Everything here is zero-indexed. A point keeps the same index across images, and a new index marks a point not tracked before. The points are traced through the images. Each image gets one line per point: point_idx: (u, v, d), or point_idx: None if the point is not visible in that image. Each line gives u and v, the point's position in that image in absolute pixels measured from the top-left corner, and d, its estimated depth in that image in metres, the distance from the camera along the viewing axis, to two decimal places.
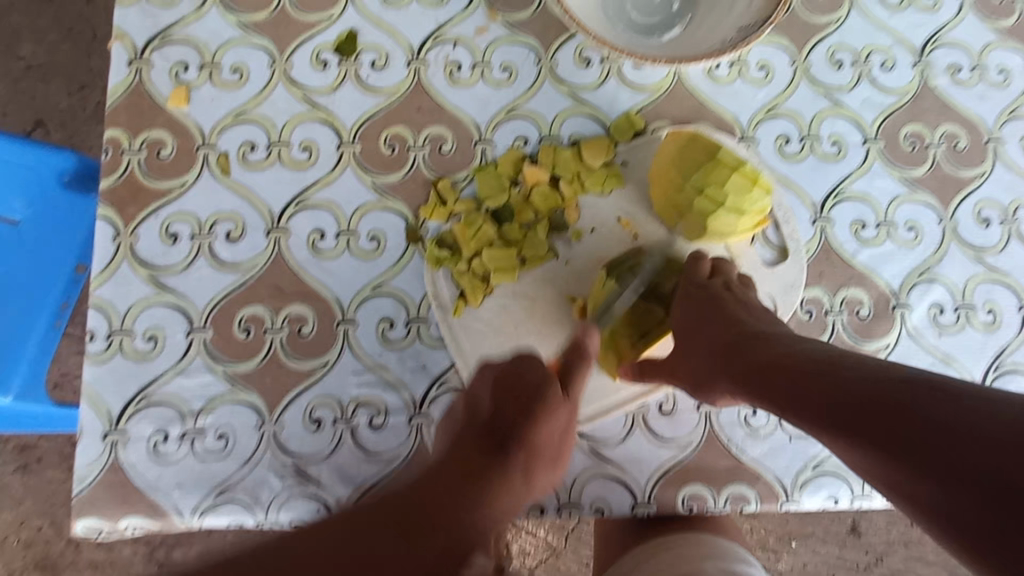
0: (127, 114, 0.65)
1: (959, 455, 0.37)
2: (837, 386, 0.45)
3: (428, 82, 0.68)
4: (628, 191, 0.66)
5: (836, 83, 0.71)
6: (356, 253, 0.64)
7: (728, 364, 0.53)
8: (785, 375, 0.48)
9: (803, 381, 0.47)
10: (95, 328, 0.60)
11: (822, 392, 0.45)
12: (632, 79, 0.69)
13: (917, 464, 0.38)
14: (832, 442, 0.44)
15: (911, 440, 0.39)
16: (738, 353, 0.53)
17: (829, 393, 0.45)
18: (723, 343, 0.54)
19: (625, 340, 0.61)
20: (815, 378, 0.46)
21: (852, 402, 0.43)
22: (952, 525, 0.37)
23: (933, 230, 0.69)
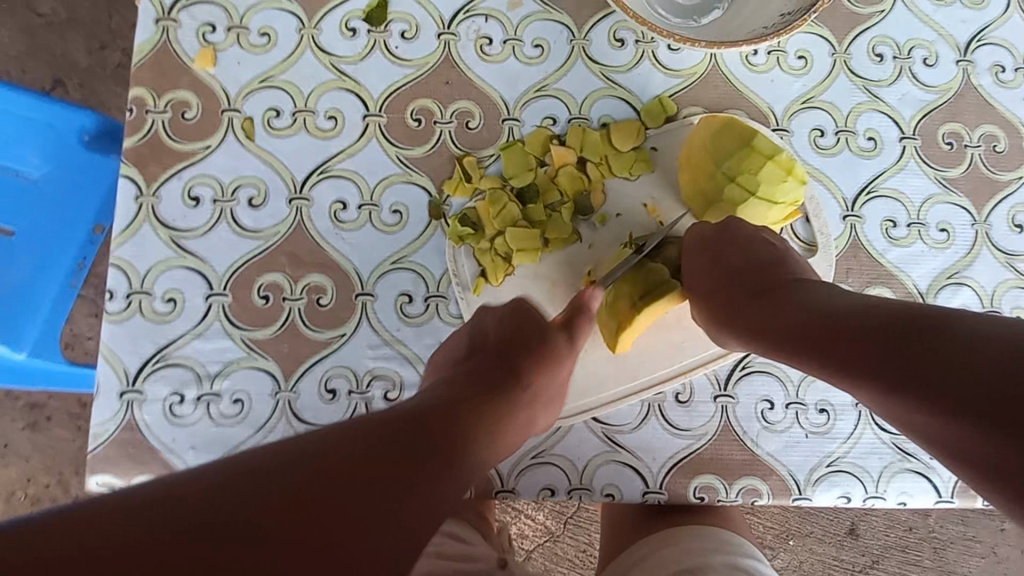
0: (152, 73, 0.64)
1: (962, 386, 0.36)
2: (849, 329, 0.44)
3: (458, 55, 0.67)
4: (656, 177, 0.64)
5: (876, 77, 0.69)
6: (378, 226, 0.64)
7: (741, 313, 0.52)
8: (799, 321, 0.48)
9: (817, 329, 0.46)
10: (115, 287, 0.60)
11: (834, 335, 0.44)
12: (666, 62, 0.67)
13: (931, 395, 0.37)
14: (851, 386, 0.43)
15: (924, 373, 0.38)
16: (751, 301, 0.52)
17: (842, 336, 0.44)
18: (741, 293, 0.53)
19: (625, 303, 0.58)
20: (827, 325, 0.45)
21: (865, 343, 0.42)
22: (959, 451, 0.36)
23: (965, 232, 0.67)
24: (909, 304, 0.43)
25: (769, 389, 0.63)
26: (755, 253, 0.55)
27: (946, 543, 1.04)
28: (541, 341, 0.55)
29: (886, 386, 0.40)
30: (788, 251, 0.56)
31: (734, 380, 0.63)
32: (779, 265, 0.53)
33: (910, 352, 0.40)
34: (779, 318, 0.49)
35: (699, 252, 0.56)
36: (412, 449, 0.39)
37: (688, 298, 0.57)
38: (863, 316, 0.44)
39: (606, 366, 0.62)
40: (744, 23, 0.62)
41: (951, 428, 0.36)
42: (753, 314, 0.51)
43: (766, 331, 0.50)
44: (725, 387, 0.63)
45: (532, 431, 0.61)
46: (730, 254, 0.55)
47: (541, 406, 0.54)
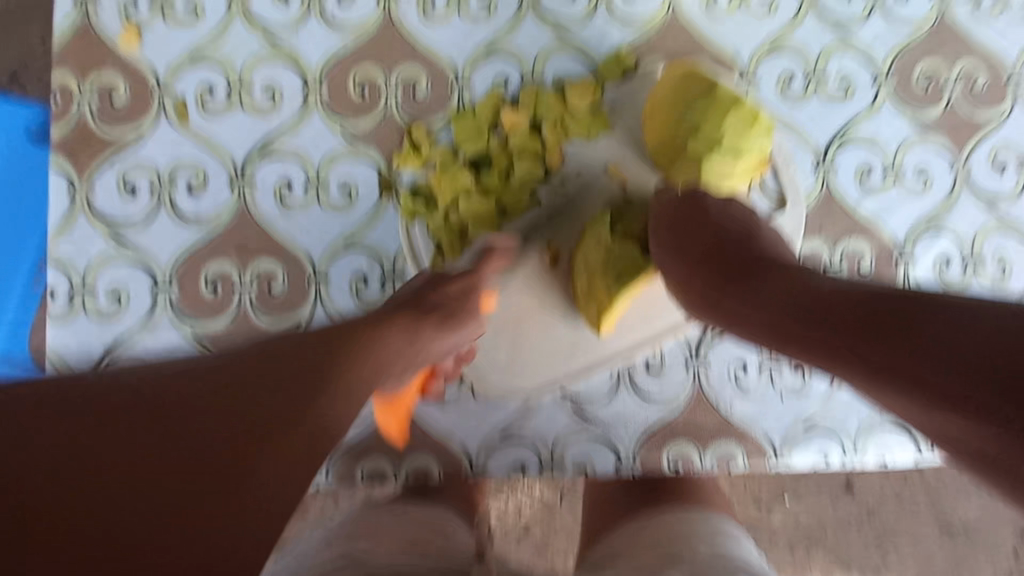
0: (74, 56, 0.60)
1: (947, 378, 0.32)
2: (831, 312, 0.39)
3: (399, 18, 0.63)
4: (615, 137, 0.61)
5: (847, 15, 0.65)
6: (326, 205, 0.61)
7: (719, 297, 0.47)
8: (776, 305, 0.43)
9: (795, 312, 0.41)
10: (56, 287, 0.58)
11: (813, 322, 0.40)
12: (622, 11, 0.63)
13: (917, 389, 0.34)
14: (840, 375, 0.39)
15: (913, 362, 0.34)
16: (724, 284, 0.47)
17: (824, 319, 0.39)
18: (723, 271, 0.47)
19: (601, 289, 0.56)
20: (811, 305, 0.41)
21: (848, 326, 0.38)
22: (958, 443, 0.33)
23: (944, 176, 0.64)
24: (884, 280, 0.39)
25: (742, 351, 0.61)
26: (723, 227, 0.50)
27: None
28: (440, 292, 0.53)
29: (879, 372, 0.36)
30: (759, 223, 0.51)
31: (706, 345, 0.61)
32: (747, 242, 0.49)
33: (899, 333, 0.35)
34: (756, 302, 0.44)
35: (667, 236, 0.51)
36: (285, 400, 0.40)
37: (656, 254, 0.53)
38: (840, 297, 0.40)
39: (572, 338, 0.60)
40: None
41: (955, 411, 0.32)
42: (729, 300, 0.46)
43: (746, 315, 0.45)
44: (697, 351, 0.61)
45: (500, 409, 0.60)
46: (695, 234, 0.50)
47: (445, 331, 0.51)
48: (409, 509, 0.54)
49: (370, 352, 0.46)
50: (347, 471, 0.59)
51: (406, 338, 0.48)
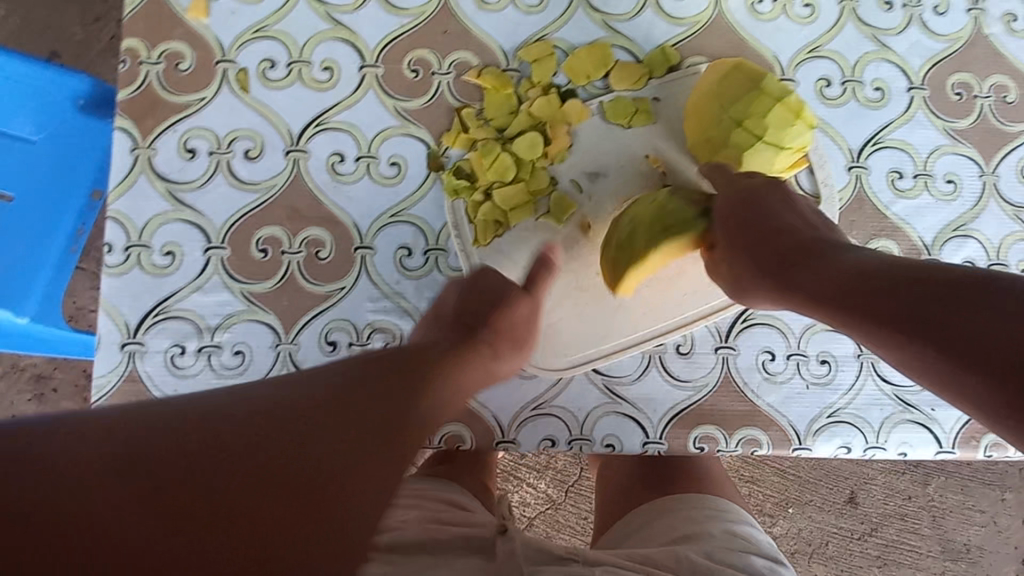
0: (144, 24, 0.63)
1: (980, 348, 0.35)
2: (883, 290, 0.41)
3: (456, 5, 0.65)
4: (658, 128, 0.63)
5: (884, 25, 0.67)
6: (376, 178, 0.63)
7: (772, 271, 0.49)
8: (827, 281, 0.45)
9: (845, 287, 0.44)
10: (113, 241, 0.60)
11: (863, 297, 0.42)
12: (669, 10, 0.66)
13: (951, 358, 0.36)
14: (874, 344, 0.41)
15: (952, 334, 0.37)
16: (778, 258, 0.49)
17: (873, 296, 0.41)
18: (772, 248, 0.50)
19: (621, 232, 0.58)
20: (864, 282, 0.43)
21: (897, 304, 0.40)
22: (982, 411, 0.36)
23: (973, 184, 0.66)
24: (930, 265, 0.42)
25: (770, 341, 0.62)
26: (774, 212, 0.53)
27: (946, 512, 1.05)
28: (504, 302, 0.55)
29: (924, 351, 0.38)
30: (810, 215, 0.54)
31: (736, 332, 0.62)
32: (805, 228, 0.50)
33: (951, 315, 0.37)
34: (809, 276, 0.47)
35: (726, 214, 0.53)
36: (375, 396, 0.41)
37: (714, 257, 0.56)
38: (893, 277, 0.41)
39: (606, 318, 0.62)
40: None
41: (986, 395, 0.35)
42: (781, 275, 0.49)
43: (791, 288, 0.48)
44: (726, 339, 0.62)
45: (533, 384, 0.61)
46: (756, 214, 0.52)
47: (500, 347, 0.54)
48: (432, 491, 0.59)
49: (439, 368, 0.47)
50: None
51: (480, 355, 0.51)
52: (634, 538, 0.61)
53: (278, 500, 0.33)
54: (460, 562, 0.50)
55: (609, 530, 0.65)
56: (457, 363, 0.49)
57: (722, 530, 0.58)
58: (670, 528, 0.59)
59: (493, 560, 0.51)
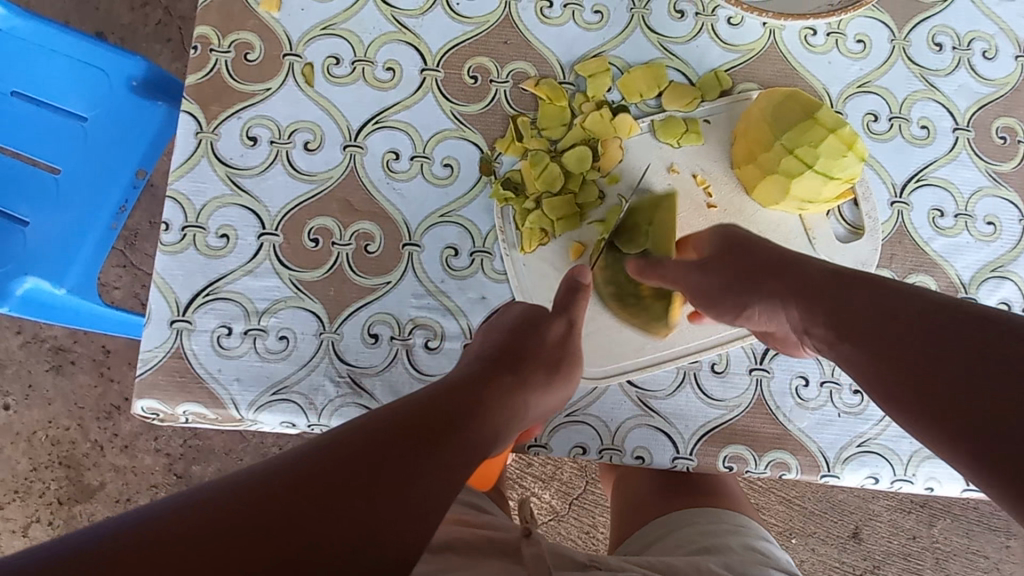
0: (218, 14, 0.65)
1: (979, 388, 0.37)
2: (864, 283, 0.48)
3: (519, 16, 0.67)
4: (707, 149, 0.65)
5: (933, 66, 0.69)
6: (429, 178, 0.65)
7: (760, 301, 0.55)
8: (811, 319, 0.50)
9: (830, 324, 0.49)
10: (171, 220, 0.62)
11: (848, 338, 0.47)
12: (725, 36, 0.67)
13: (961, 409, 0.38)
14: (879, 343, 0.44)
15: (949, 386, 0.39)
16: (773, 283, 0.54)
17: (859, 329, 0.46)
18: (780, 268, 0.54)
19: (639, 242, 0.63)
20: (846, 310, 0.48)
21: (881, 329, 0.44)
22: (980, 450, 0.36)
23: (1013, 227, 0.67)
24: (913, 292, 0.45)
25: (805, 366, 0.63)
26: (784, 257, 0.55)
27: (949, 555, 1.05)
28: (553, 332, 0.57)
29: (907, 391, 0.41)
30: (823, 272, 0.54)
31: (770, 354, 0.63)
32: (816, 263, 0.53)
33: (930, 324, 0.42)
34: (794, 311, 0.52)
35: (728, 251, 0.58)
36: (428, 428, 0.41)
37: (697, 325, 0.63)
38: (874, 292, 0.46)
39: (644, 332, 0.63)
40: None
41: (952, 427, 0.38)
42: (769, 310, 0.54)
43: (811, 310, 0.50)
44: (761, 361, 0.63)
45: None
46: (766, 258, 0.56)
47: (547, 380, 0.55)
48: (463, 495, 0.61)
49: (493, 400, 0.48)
50: None
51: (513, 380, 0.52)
52: (654, 549, 0.63)
53: (306, 514, 0.34)
54: (487, 566, 0.50)
55: (630, 541, 0.67)
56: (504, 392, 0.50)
57: (740, 545, 0.60)
58: (687, 542, 0.61)
59: (520, 564, 0.51)
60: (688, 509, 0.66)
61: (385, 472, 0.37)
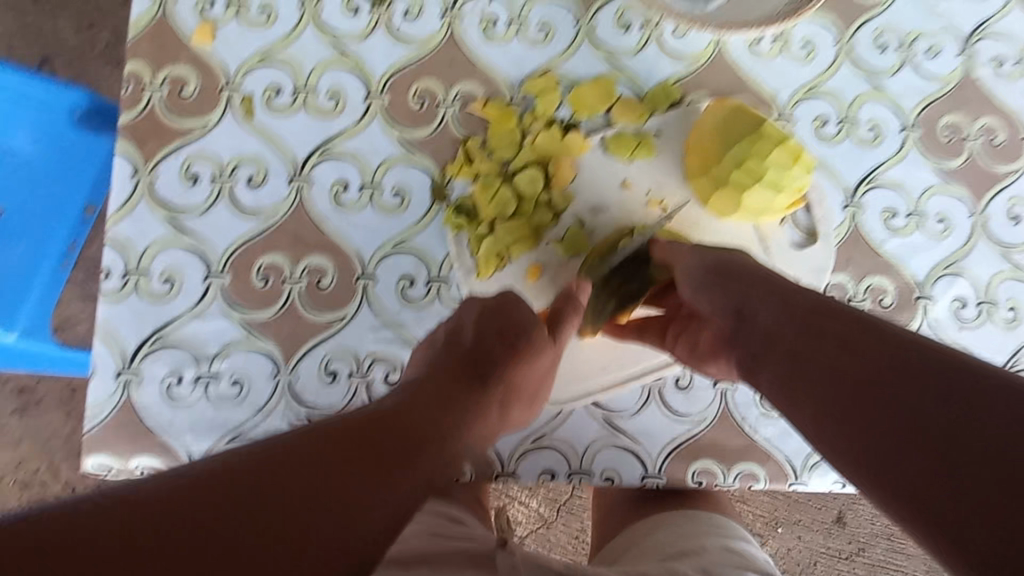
0: (149, 47, 0.63)
1: (917, 428, 0.33)
2: (801, 304, 0.42)
3: (462, 36, 0.66)
4: (660, 162, 0.64)
5: (878, 67, 0.69)
6: (380, 208, 0.63)
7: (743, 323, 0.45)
8: (792, 341, 0.41)
9: (808, 351, 0.40)
10: (111, 267, 0.60)
11: (823, 379, 0.38)
12: (672, 47, 0.67)
13: (902, 453, 0.33)
14: (818, 375, 0.38)
15: (894, 429, 0.34)
16: (725, 294, 0.47)
17: (847, 376, 0.37)
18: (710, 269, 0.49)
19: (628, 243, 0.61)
20: (834, 347, 0.39)
21: (868, 384, 0.36)
22: (901, 498, 0.33)
23: (964, 223, 0.67)
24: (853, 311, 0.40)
25: None
26: (741, 266, 0.48)
27: None
28: (517, 341, 0.51)
29: (877, 445, 0.35)
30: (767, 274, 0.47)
31: None
32: (769, 276, 0.46)
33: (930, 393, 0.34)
34: (773, 327, 0.42)
35: (711, 283, 0.48)
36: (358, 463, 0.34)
37: (638, 333, 0.60)
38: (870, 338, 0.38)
39: (605, 353, 0.62)
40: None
41: (915, 487, 0.32)
42: (742, 327, 0.45)
43: (744, 340, 0.45)
44: None
45: (535, 415, 0.61)
46: (755, 282, 0.46)
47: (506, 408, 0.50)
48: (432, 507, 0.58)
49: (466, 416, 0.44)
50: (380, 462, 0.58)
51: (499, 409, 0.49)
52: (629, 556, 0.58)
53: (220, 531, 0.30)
54: None
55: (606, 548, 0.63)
56: (472, 406, 0.45)
57: (718, 546, 0.55)
58: (665, 544, 0.56)
59: None
60: (669, 512, 0.61)
61: (401, 485, 0.35)
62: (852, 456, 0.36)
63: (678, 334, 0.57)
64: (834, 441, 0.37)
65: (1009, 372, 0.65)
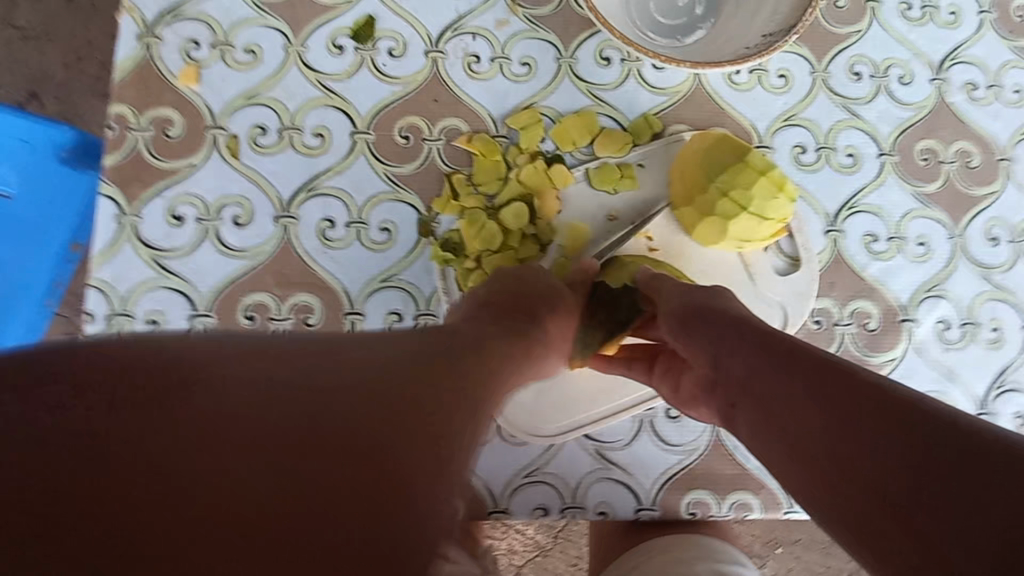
0: (134, 89, 0.63)
1: (882, 473, 0.34)
2: (779, 348, 0.43)
3: (446, 73, 0.67)
4: (643, 193, 0.65)
5: (854, 95, 0.71)
6: (366, 244, 0.63)
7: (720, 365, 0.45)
8: (762, 385, 0.42)
9: (779, 399, 0.40)
10: (95, 310, 0.59)
11: (793, 421, 0.39)
12: (652, 80, 0.68)
13: (864, 493, 0.34)
14: (789, 421, 0.39)
15: (860, 470, 0.35)
16: (705, 334, 0.48)
17: (814, 420, 0.38)
18: (690, 313, 0.50)
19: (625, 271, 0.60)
20: (805, 390, 0.39)
21: (833, 427, 0.37)
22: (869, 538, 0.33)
23: (944, 246, 0.69)
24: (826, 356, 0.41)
25: None
26: (724, 306, 0.49)
27: None
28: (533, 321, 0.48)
29: (844, 488, 0.35)
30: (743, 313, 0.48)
31: None
32: (750, 318, 0.47)
33: (888, 430, 0.35)
34: (748, 376, 0.43)
35: (693, 329, 0.49)
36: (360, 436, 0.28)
37: (625, 365, 0.60)
38: (837, 380, 0.39)
39: (594, 386, 0.62)
40: (737, 33, 0.64)
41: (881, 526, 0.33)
42: (721, 377, 0.46)
43: (721, 381, 0.45)
44: None
45: (527, 450, 0.61)
46: (733, 327, 0.47)
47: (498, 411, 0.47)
48: None
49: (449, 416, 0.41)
50: None
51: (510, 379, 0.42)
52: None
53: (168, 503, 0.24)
54: None
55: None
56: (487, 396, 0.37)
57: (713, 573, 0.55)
58: (660, 572, 0.56)
59: None
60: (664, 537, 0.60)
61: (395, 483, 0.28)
62: (819, 499, 0.36)
63: (666, 370, 0.57)
64: (804, 481, 0.37)
65: (997, 393, 0.66)
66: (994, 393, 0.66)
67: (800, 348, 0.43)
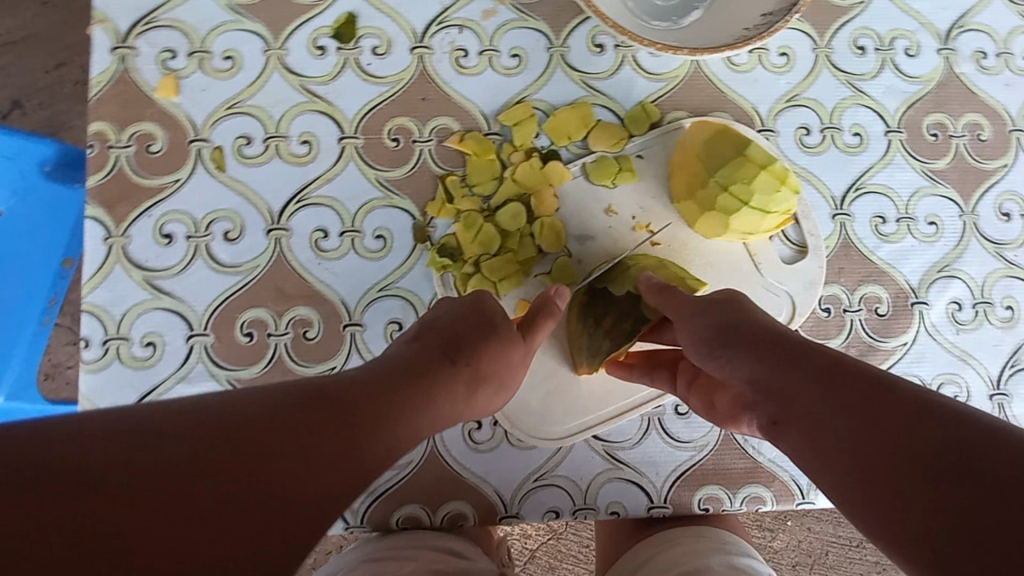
0: (113, 105, 0.61)
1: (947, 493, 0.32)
2: (817, 361, 0.41)
3: (434, 70, 0.64)
4: (643, 186, 0.63)
5: (858, 70, 0.68)
6: (362, 253, 0.62)
7: (755, 382, 0.43)
8: (806, 400, 0.40)
9: (826, 417, 0.38)
10: (90, 335, 0.58)
11: (845, 440, 0.37)
12: (648, 66, 0.66)
13: (929, 514, 0.32)
14: (840, 441, 0.37)
15: (924, 490, 0.33)
16: (735, 348, 0.45)
17: (868, 441, 0.36)
18: (718, 323, 0.47)
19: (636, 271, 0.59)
20: (855, 407, 0.37)
21: (890, 448, 0.35)
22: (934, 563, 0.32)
23: (955, 225, 0.67)
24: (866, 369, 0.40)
25: None
26: (746, 315, 0.47)
27: None
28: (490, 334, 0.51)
29: (907, 512, 0.33)
30: (770, 324, 0.46)
31: None
32: (779, 328, 0.46)
33: (946, 448, 0.33)
34: (787, 391, 0.41)
35: (723, 340, 0.46)
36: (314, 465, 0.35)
37: (645, 370, 0.59)
38: (886, 396, 0.37)
39: (601, 386, 0.61)
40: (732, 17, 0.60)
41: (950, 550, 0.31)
42: (757, 394, 0.43)
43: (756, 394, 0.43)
44: None
45: (535, 453, 0.61)
46: (766, 338, 0.44)
47: (478, 389, 0.49)
48: (433, 541, 0.56)
49: (434, 387, 0.45)
50: (383, 516, 0.59)
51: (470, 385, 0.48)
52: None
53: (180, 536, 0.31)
54: None
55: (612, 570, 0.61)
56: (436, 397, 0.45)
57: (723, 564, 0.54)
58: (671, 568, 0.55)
59: None
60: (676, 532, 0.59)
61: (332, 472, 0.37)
62: (876, 522, 0.35)
63: (695, 383, 0.56)
64: (861, 504, 0.36)
65: (1011, 372, 0.65)
66: (1009, 372, 0.65)
67: (838, 360, 0.41)
